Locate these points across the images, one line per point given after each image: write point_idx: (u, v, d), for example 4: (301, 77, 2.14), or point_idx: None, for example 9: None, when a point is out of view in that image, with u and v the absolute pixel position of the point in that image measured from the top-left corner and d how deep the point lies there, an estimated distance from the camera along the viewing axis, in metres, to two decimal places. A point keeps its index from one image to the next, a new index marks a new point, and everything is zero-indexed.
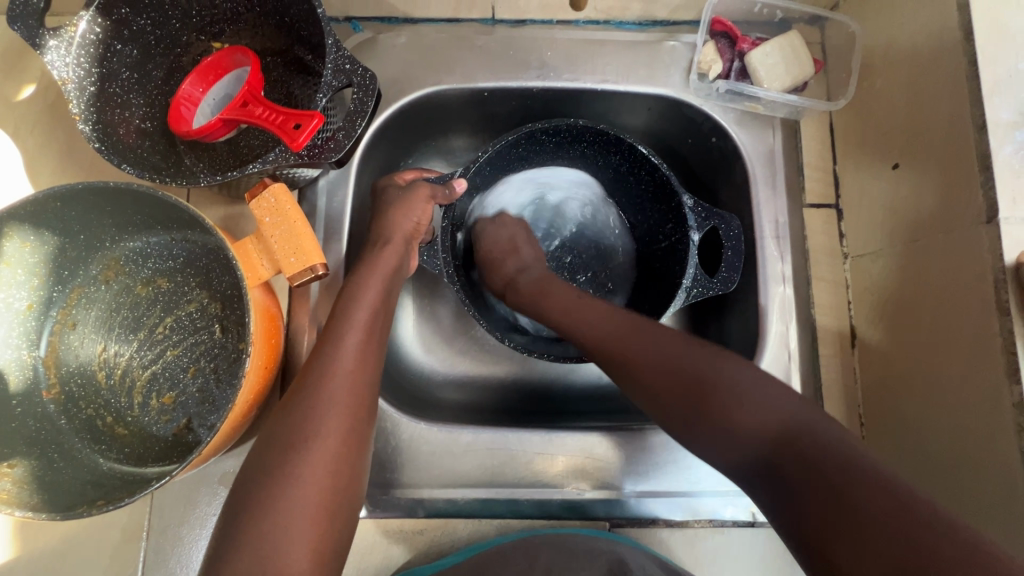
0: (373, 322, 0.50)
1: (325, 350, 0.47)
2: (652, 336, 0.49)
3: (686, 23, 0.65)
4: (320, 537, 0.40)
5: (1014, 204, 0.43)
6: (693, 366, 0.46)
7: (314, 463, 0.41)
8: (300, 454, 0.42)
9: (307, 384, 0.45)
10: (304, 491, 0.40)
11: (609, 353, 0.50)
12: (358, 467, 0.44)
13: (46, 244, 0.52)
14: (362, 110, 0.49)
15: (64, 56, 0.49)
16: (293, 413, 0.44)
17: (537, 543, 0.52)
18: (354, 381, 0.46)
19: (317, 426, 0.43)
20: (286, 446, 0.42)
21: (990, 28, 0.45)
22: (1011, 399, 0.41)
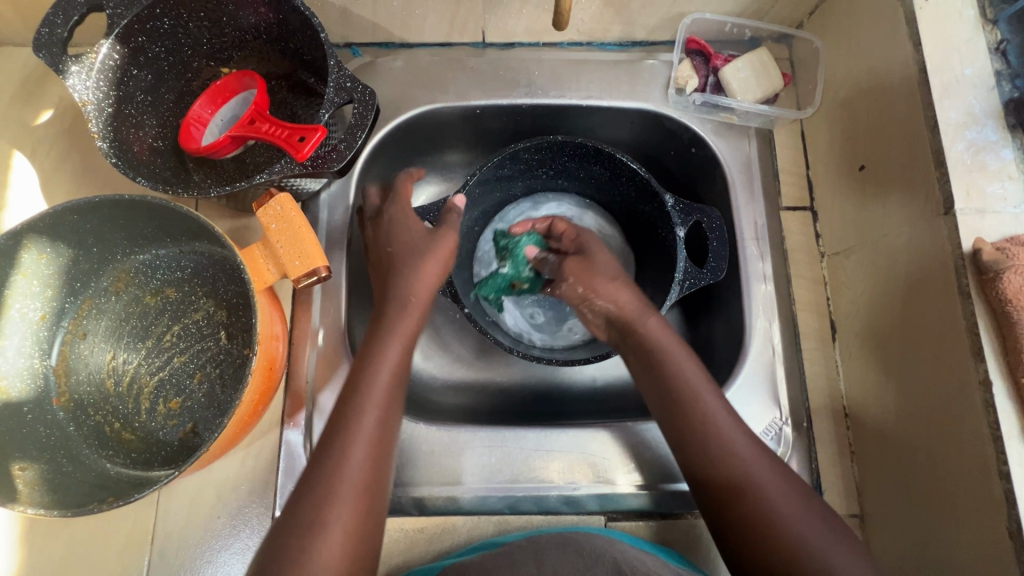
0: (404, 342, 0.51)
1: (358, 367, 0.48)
2: (776, 483, 0.46)
3: (664, 44, 0.70)
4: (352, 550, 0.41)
5: (968, 196, 0.46)
6: (811, 531, 0.44)
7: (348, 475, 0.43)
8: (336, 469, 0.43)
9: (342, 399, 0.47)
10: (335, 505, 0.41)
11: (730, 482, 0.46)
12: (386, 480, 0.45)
13: (61, 256, 0.55)
14: (362, 123, 0.53)
15: (85, 80, 0.53)
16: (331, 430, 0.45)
17: (535, 538, 0.53)
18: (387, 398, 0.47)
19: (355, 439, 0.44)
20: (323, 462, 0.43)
21: (936, 40, 0.49)
22: (977, 377, 0.44)
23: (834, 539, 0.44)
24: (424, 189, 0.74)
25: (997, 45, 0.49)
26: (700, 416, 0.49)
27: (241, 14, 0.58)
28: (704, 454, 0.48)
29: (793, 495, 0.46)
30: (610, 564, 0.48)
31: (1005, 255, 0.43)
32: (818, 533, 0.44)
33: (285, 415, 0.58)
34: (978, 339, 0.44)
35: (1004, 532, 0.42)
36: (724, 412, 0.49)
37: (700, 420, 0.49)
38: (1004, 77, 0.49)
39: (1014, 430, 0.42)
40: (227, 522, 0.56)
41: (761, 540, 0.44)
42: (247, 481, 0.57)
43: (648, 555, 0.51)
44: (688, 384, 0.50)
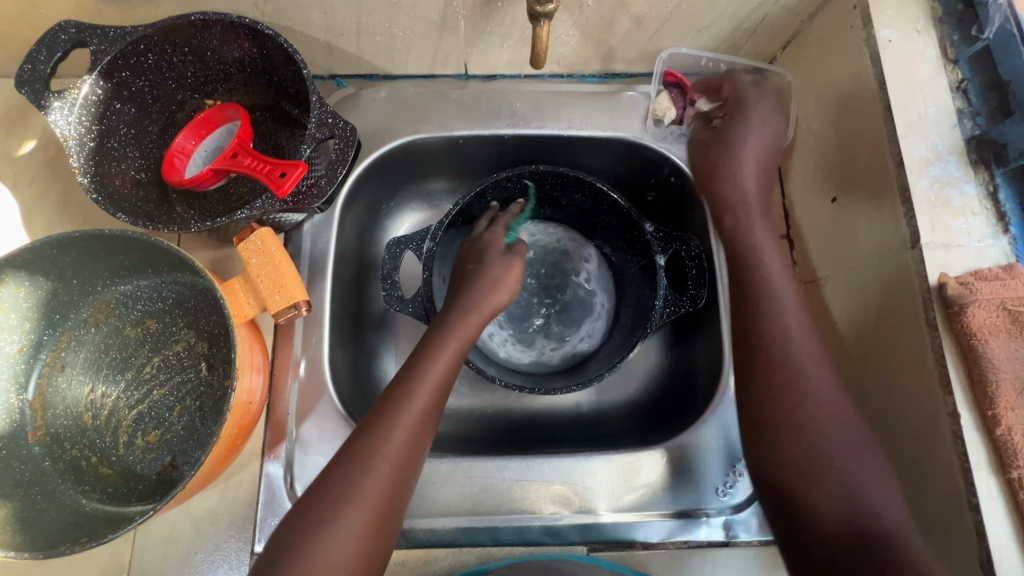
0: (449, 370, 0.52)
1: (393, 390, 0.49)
2: (842, 422, 0.49)
3: (642, 75, 0.72)
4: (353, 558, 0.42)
5: (933, 230, 0.48)
6: (855, 459, 0.47)
7: (359, 500, 0.43)
8: (349, 494, 0.43)
9: (370, 422, 0.47)
10: (338, 529, 0.42)
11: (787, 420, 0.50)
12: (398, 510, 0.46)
13: (40, 289, 0.55)
14: (343, 159, 0.54)
15: (68, 115, 0.54)
16: (351, 452, 0.45)
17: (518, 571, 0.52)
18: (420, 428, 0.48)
19: (376, 466, 0.45)
20: (339, 483, 0.44)
21: (899, 80, 0.51)
22: (946, 408, 0.45)
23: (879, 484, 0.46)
24: (408, 216, 0.75)
25: (958, 84, 0.51)
26: (774, 352, 0.53)
27: (225, 49, 0.59)
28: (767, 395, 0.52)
29: (850, 425, 0.49)
30: None
31: (968, 289, 0.44)
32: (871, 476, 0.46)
33: (265, 447, 0.58)
34: (945, 371, 0.45)
35: (976, 562, 0.43)
36: (809, 342, 0.53)
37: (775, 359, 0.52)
38: (965, 115, 0.51)
39: (983, 462, 0.43)
40: (206, 557, 0.55)
41: (807, 473, 0.47)
42: (226, 516, 0.56)
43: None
44: (768, 323, 0.54)
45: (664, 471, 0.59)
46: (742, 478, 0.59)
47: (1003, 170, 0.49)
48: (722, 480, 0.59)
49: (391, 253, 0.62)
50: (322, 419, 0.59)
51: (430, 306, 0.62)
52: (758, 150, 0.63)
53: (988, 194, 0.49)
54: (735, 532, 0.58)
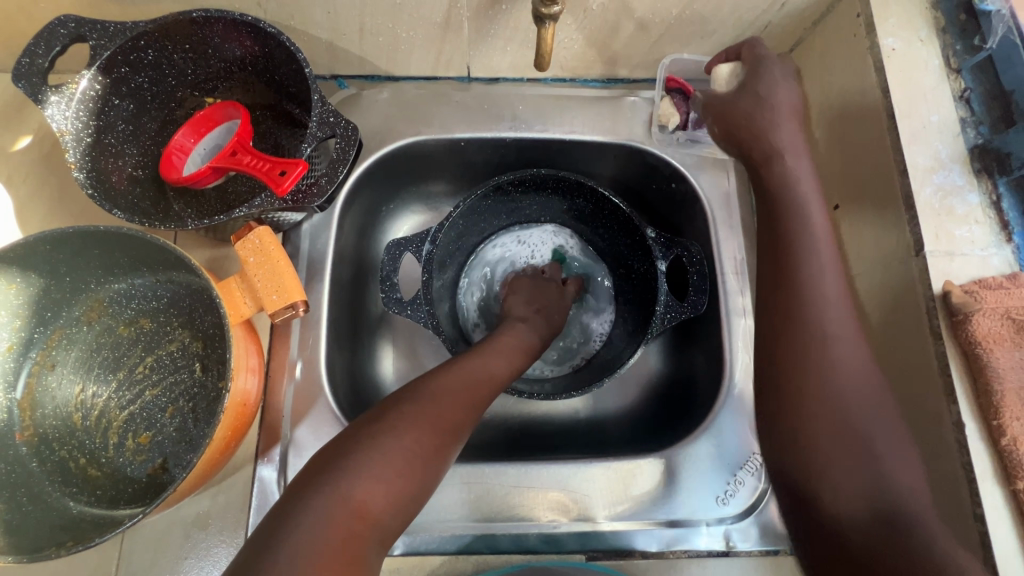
0: (515, 355, 0.55)
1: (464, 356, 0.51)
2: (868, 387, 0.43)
3: (645, 81, 0.72)
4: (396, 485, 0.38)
5: (937, 238, 0.47)
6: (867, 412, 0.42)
7: (424, 422, 0.42)
8: (418, 412, 0.42)
9: (443, 370, 0.48)
10: (401, 438, 0.40)
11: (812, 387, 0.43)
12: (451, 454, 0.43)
13: (31, 285, 0.54)
14: (344, 158, 0.53)
15: (65, 110, 0.53)
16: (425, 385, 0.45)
17: None
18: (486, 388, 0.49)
19: (444, 399, 0.44)
20: (408, 404, 0.43)
21: (902, 88, 0.51)
22: (951, 418, 0.44)
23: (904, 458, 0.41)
24: (408, 218, 0.74)
25: (961, 93, 0.51)
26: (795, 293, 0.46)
27: (227, 47, 0.58)
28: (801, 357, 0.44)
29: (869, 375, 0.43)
30: None
31: (973, 298, 0.44)
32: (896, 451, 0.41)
33: (259, 450, 0.57)
34: (949, 381, 0.44)
35: None
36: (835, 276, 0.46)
37: (812, 334, 0.45)
38: (968, 124, 0.51)
39: (988, 473, 0.42)
40: (195, 563, 0.54)
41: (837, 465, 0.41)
42: (217, 520, 0.55)
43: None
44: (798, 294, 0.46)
45: (665, 479, 0.58)
46: (743, 487, 0.58)
47: (1006, 180, 0.49)
48: (723, 489, 0.58)
49: (390, 255, 0.61)
50: (318, 422, 0.58)
51: (429, 309, 0.61)
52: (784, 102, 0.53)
53: (992, 203, 0.49)
54: (736, 542, 0.57)
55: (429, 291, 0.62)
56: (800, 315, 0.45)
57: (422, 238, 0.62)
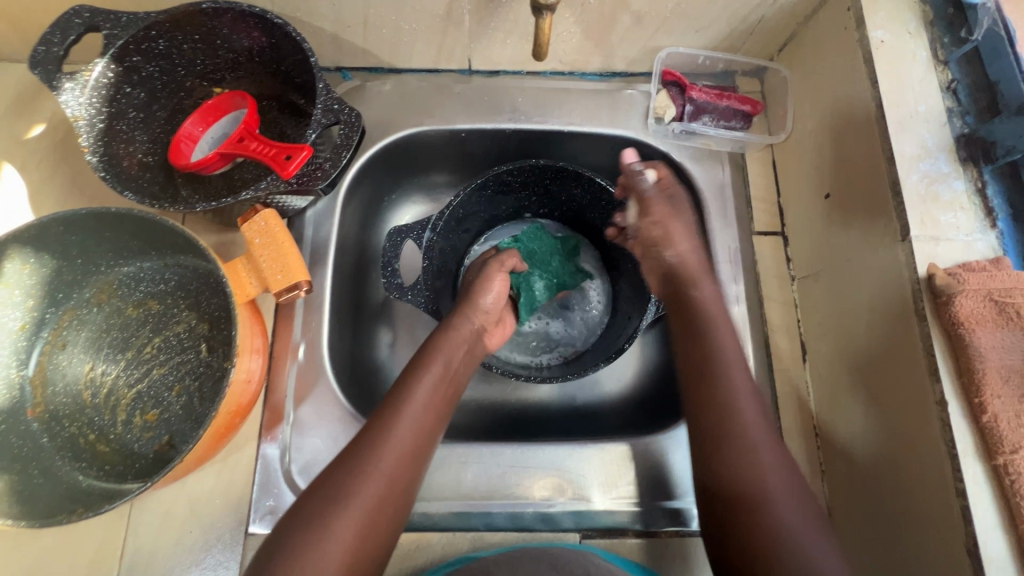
0: (453, 373, 0.55)
1: (399, 390, 0.52)
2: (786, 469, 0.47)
3: (642, 75, 0.73)
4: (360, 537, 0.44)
5: (923, 223, 0.49)
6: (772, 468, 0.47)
7: (371, 483, 0.45)
8: (360, 479, 0.45)
9: (378, 417, 0.49)
10: (348, 514, 0.43)
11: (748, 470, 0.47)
12: (403, 512, 0.47)
13: (44, 266, 0.56)
14: (348, 143, 0.54)
15: (79, 96, 0.55)
16: (363, 443, 0.48)
17: (516, 556, 0.51)
18: (425, 429, 0.50)
19: (385, 453, 0.47)
20: (349, 472, 0.46)
21: (891, 79, 0.53)
22: (935, 397, 0.46)
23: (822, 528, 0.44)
24: (409, 208, 0.76)
25: (948, 84, 0.53)
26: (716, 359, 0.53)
27: (235, 37, 0.60)
28: (727, 444, 0.48)
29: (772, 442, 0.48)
30: None
31: (956, 279, 0.45)
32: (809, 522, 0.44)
33: (262, 429, 0.58)
34: (934, 361, 0.46)
35: (962, 548, 0.43)
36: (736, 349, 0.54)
37: (727, 394, 0.51)
38: (954, 114, 0.52)
39: (970, 449, 0.44)
40: (200, 537, 0.55)
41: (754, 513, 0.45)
42: (222, 496, 0.56)
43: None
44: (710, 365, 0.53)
45: (657, 460, 0.60)
46: None
47: (991, 167, 0.50)
48: None
49: (391, 242, 0.62)
50: (320, 402, 0.60)
51: (429, 294, 0.63)
52: (686, 224, 0.62)
53: (977, 190, 0.50)
54: None
55: (430, 278, 0.64)
56: (715, 376, 0.52)
57: (423, 228, 0.64)
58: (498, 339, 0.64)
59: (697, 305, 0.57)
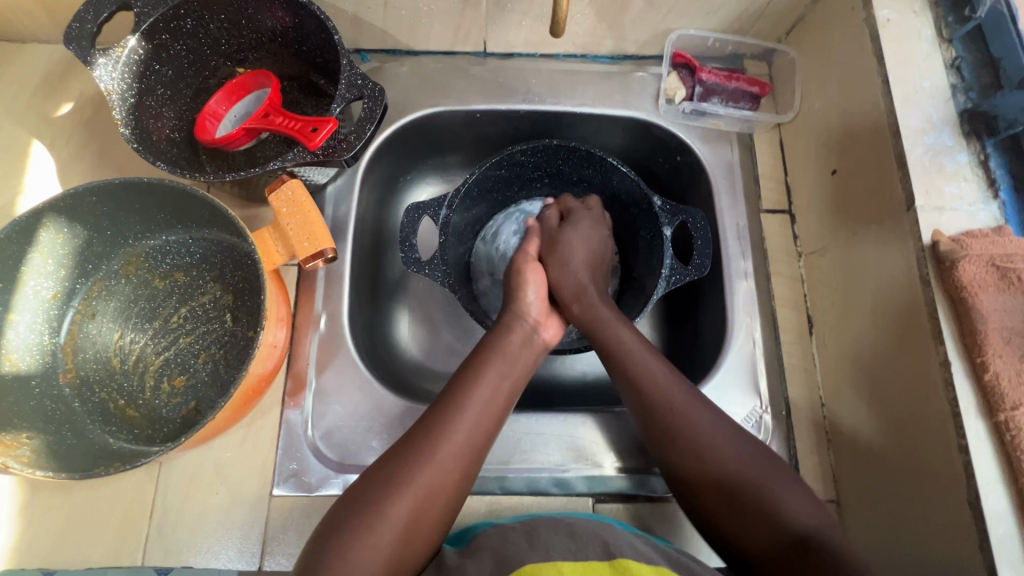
0: (514, 372, 0.55)
1: (461, 386, 0.52)
2: (722, 429, 0.50)
3: (652, 58, 0.75)
4: (418, 520, 0.45)
5: (928, 194, 0.50)
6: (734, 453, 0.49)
7: (433, 468, 0.47)
8: (418, 466, 0.47)
9: (440, 410, 0.50)
10: (402, 502, 0.45)
11: (692, 446, 0.49)
12: (456, 505, 0.48)
13: (76, 236, 0.58)
14: (371, 117, 0.56)
15: (111, 72, 0.56)
16: (423, 437, 0.49)
17: (538, 524, 0.49)
18: (484, 427, 0.51)
19: (447, 440, 0.48)
20: (407, 460, 0.47)
21: (896, 56, 0.55)
22: (938, 358, 0.47)
23: (779, 475, 0.48)
24: (424, 189, 0.78)
25: (952, 61, 0.55)
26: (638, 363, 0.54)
27: (260, 17, 0.62)
28: (667, 426, 0.51)
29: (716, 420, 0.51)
30: (611, 562, 0.43)
31: (959, 246, 0.47)
32: (762, 468, 0.48)
33: (286, 396, 0.61)
34: (938, 324, 0.47)
35: (964, 502, 0.45)
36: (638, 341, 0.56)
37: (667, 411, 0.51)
38: (958, 89, 0.54)
39: (972, 407, 0.45)
40: (226, 499, 0.57)
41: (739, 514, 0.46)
42: (247, 459, 0.58)
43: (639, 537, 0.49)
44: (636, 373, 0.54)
45: None
46: None
47: (994, 141, 0.52)
48: None
49: (408, 218, 0.63)
50: (341, 370, 0.61)
51: (446, 268, 0.64)
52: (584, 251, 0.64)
53: (980, 162, 0.52)
54: None
55: (446, 254, 0.66)
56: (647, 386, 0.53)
57: (439, 203, 0.65)
58: (556, 334, 0.61)
59: (597, 322, 0.58)
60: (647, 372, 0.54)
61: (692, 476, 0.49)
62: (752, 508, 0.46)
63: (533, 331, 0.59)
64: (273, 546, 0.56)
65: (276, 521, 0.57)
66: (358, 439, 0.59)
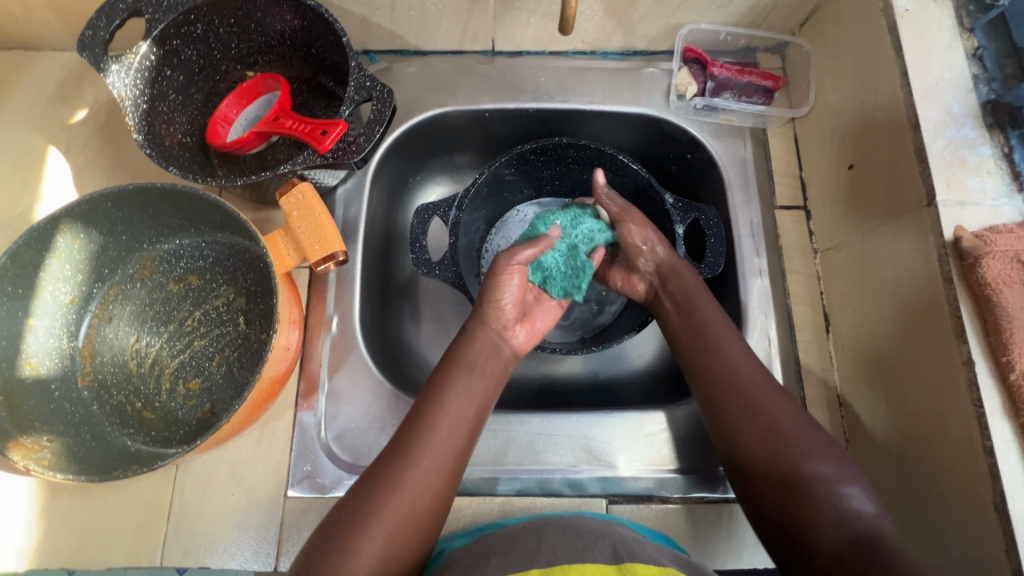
0: (482, 383, 0.53)
1: (432, 398, 0.52)
2: (796, 416, 0.49)
3: (663, 53, 0.74)
4: (391, 542, 0.44)
5: (949, 188, 0.49)
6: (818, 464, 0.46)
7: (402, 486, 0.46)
8: (391, 484, 0.46)
9: (414, 423, 0.50)
10: (371, 533, 0.43)
11: (773, 436, 0.48)
12: (432, 528, 0.47)
13: (92, 242, 0.59)
14: (381, 119, 0.56)
15: (124, 78, 0.57)
16: (386, 466, 0.47)
17: (547, 527, 0.48)
18: (455, 440, 0.50)
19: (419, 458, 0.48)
20: (383, 478, 0.46)
21: (916, 47, 0.53)
22: (961, 357, 0.46)
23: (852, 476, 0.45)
24: (433, 189, 0.77)
25: (974, 51, 0.53)
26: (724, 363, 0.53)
27: (268, 21, 0.62)
28: (749, 422, 0.49)
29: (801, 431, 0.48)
30: (616, 562, 0.42)
31: (983, 242, 0.46)
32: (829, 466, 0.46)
33: (300, 397, 0.61)
34: (960, 322, 0.46)
35: (989, 505, 0.44)
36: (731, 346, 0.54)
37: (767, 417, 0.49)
38: (981, 80, 0.52)
39: (996, 408, 0.44)
40: (241, 500, 0.58)
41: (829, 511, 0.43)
42: (261, 461, 0.59)
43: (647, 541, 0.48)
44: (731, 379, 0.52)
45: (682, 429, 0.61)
46: None
47: (1018, 133, 0.50)
48: None
49: (419, 219, 0.63)
50: (354, 372, 0.62)
51: (456, 269, 0.64)
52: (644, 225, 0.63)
53: (1004, 155, 0.50)
54: None
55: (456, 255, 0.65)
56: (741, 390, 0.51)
57: (451, 206, 0.65)
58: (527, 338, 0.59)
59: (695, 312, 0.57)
60: (733, 373, 0.52)
61: (768, 476, 0.46)
62: (818, 508, 0.43)
63: (501, 340, 0.57)
64: (288, 546, 0.56)
65: (291, 521, 0.57)
66: (371, 440, 0.60)
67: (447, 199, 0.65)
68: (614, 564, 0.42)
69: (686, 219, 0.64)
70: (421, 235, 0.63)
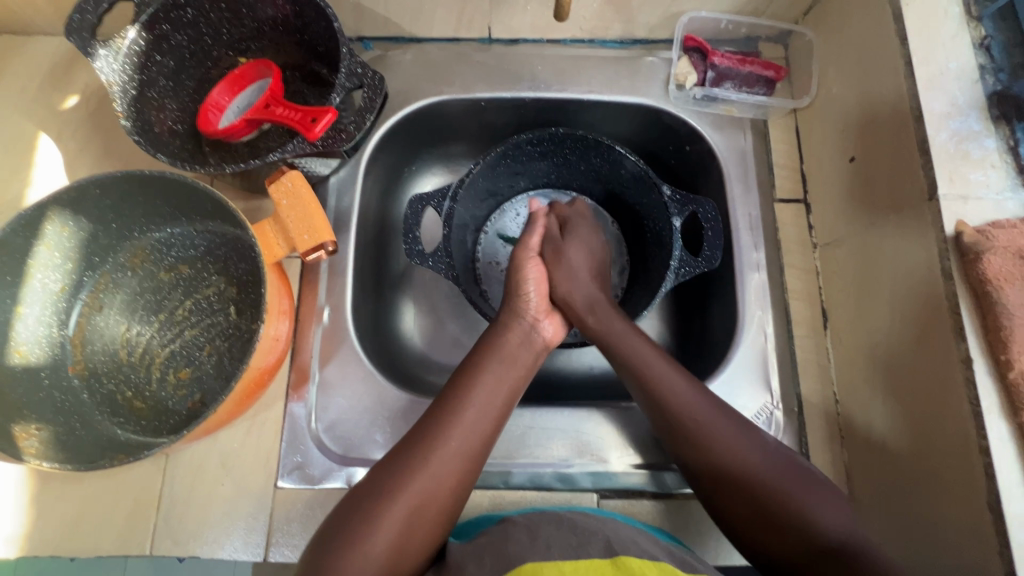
0: (511, 373, 0.54)
1: (461, 385, 0.52)
2: (736, 426, 0.50)
3: (663, 41, 0.72)
4: (409, 525, 0.44)
5: (952, 182, 0.48)
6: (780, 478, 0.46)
7: (429, 470, 0.47)
8: (418, 467, 0.47)
9: (442, 409, 0.51)
10: (395, 512, 0.44)
11: (716, 449, 0.49)
12: (451, 516, 0.47)
13: (81, 229, 0.59)
14: (371, 106, 0.57)
15: (112, 64, 0.56)
16: (415, 446, 0.48)
17: (538, 520, 0.48)
18: (483, 429, 0.50)
19: (446, 443, 0.48)
20: (408, 462, 0.47)
21: (921, 36, 0.52)
22: (959, 355, 0.45)
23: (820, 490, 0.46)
24: (429, 179, 0.76)
25: (982, 41, 0.51)
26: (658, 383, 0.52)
27: (260, 6, 0.61)
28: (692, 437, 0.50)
29: (744, 439, 0.49)
30: (610, 556, 0.42)
31: (984, 237, 0.45)
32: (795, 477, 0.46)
33: (290, 388, 0.61)
34: (959, 320, 0.45)
35: (985, 505, 0.43)
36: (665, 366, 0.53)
37: (704, 436, 0.49)
38: (987, 71, 0.51)
39: (994, 406, 0.43)
40: (231, 490, 0.58)
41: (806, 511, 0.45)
42: (251, 452, 0.59)
43: (643, 535, 0.47)
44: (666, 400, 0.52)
45: None
46: None
47: None
48: None
49: (412, 209, 0.62)
50: (344, 363, 0.61)
51: (449, 260, 0.63)
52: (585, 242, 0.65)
53: (1009, 148, 0.49)
54: None
55: (449, 245, 0.64)
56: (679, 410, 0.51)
57: (444, 197, 0.64)
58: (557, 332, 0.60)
59: (609, 338, 0.56)
60: (665, 388, 0.52)
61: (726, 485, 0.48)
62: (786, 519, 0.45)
63: (529, 331, 0.58)
64: (278, 537, 0.56)
65: (281, 511, 0.57)
66: (361, 433, 0.59)
67: (442, 188, 0.64)
68: (608, 558, 0.42)
69: (683, 211, 0.63)
70: (415, 224, 0.62)
